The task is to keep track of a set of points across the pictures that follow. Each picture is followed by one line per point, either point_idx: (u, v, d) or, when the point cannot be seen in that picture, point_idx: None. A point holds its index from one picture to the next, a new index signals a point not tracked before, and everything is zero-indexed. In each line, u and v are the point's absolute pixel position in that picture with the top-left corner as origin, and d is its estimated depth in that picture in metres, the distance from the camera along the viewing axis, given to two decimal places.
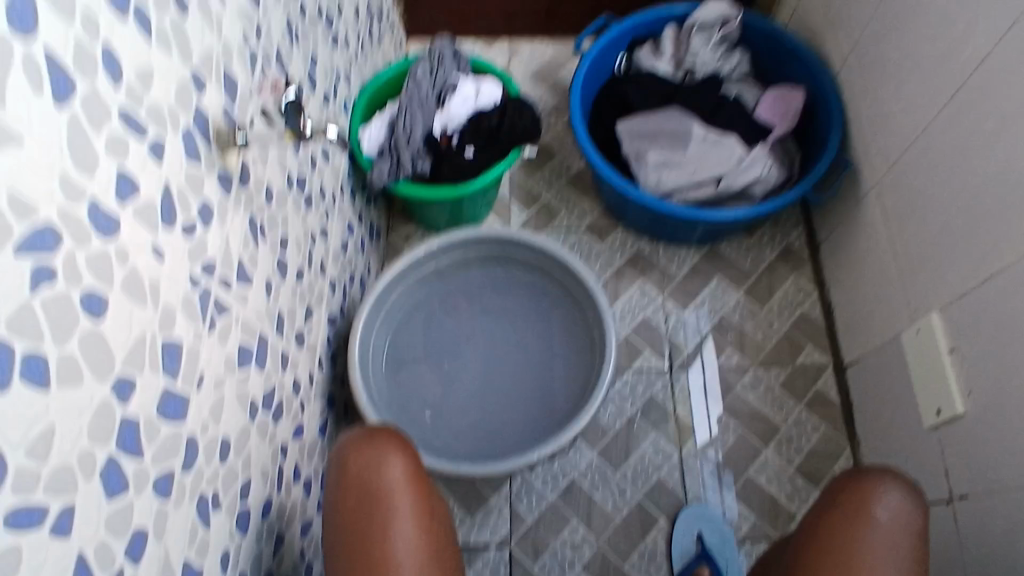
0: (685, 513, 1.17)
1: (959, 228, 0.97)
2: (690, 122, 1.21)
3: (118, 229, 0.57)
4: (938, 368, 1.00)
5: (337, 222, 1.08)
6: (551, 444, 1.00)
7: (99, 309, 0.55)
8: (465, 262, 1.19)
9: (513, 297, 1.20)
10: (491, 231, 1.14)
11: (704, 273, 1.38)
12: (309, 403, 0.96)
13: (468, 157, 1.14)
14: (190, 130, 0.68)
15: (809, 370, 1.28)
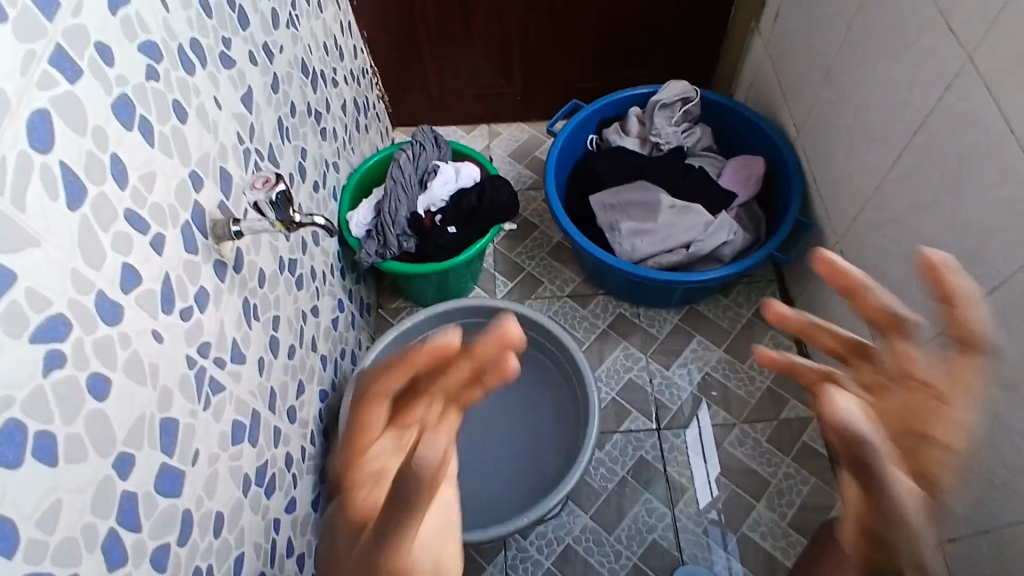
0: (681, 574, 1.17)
1: (913, 279, 1.02)
2: (658, 193, 1.29)
3: (121, 315, 0.63)
4: None
5: (327, 300, 1.14)
6: (539, 507, 1.02)
7: (104, 390, 0.59)
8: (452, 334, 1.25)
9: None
10: (475, 302, 1.19)
11: (685, 333, 1.42)
12: (301, 477, 0.99)
13: (451, 232, 1.21)
14: (189, 223, 0.75)
15: (794, 423, 1.31)
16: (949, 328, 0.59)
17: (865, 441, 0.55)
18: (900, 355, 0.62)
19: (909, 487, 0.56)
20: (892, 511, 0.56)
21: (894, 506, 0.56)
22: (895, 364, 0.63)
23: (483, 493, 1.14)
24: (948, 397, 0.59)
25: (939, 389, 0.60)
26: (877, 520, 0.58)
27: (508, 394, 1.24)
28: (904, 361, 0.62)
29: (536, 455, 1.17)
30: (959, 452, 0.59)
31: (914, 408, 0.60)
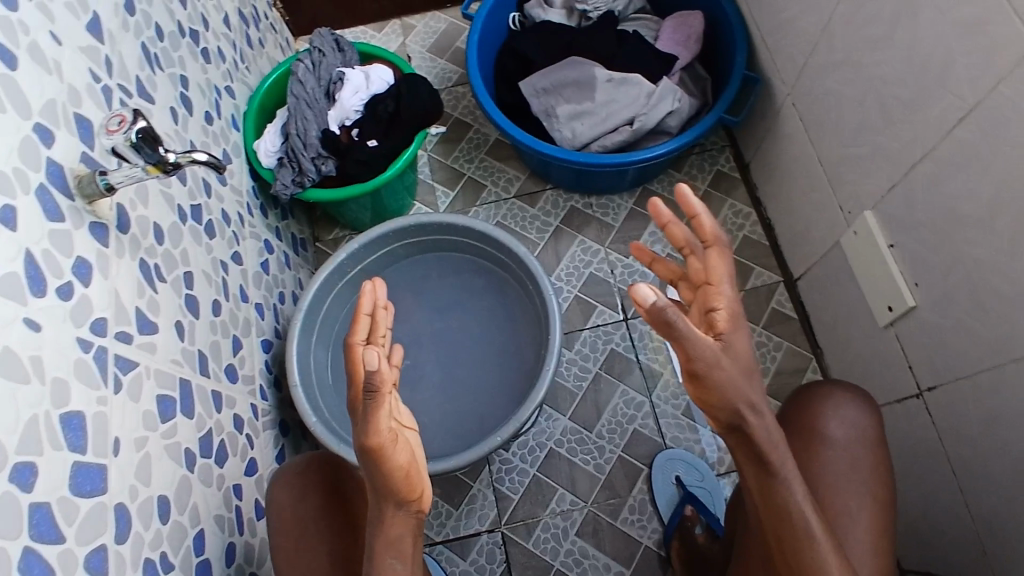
0: (665, 458, 1.17)
1: (871, 124, 0.95)
2: (592, 67, 1.18)
3: None
4: (882, 266, 0.99)
5: (250, 243, 1.03)
6: (510, 424, 0.96)
7: None
8: (396, 259, 1.17)
9: (455, 286, 1.18)
10: (410, 220, 1.09)
11: (641, 217, 1.36)
12: (257, 435, 0.93)
13: (372, 146, 1.09)
14: (47, 188, 0.63)
15: (761, 291, 1.27)
16: (700, 233, 0.66)
17: (666, 315, 0.57)
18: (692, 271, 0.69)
19: (711, 342, 0.60)
20: (703, 368, 0.60)
21: (708, 366, 0.60)
22: (694, 272, 0.69)
23: (455, 416, 1.10)
24: (714, 280, 0.65)
25: (708, 276, 0.66)
26: (694, 384, 0.62)
27: (466, 312, 1.17)
28: (698, 270, 0.68)
29: (504, 368, 1.12)
30: (739, 321, 0.64)
31: (697, 303, 0.68)
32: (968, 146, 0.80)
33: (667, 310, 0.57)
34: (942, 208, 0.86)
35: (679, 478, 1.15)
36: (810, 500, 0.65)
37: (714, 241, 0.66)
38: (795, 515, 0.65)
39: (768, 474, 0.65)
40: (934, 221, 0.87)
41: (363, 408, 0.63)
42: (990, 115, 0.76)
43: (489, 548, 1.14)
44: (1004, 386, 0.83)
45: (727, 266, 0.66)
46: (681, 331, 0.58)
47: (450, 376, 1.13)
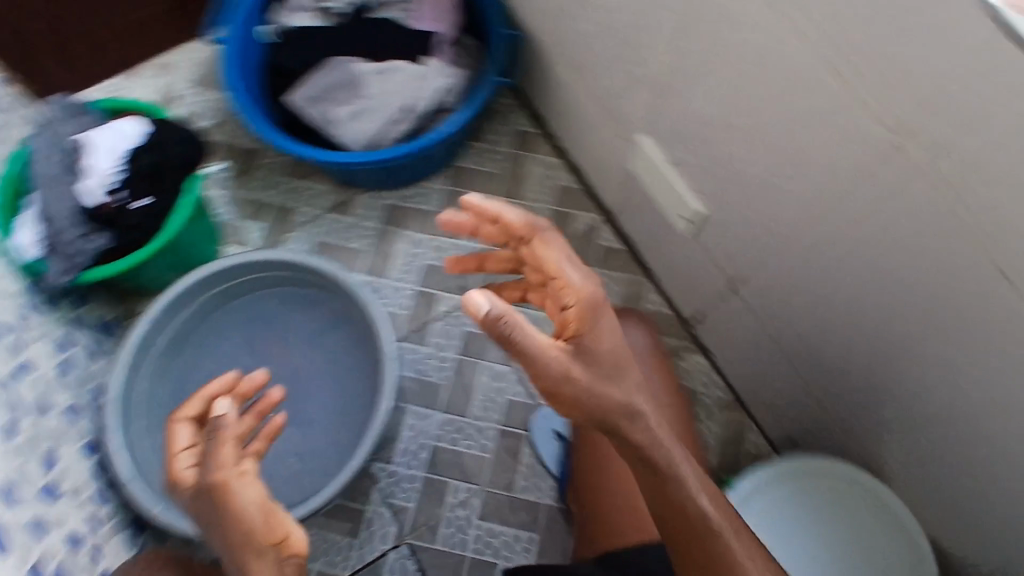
0: (541, 417, 1.19)
1: (617, 55, 0.99)
2: (356, 64, 1.16)
3: None
4: (667, 182, 1.04)
5: (39, 345, 0.94)
6: (366, 441, 0.94)
7: None
8: (208, 312, 1.12)
9: (280, 320, 1.15)
10: (210, 269, 1.05)
11: (457, 195, 1.36)
12: (101, 544, 0.86)
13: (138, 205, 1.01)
14: None
15: (586, 234, 1.32)
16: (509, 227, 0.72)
17: (500, 323, 0.61)
18: (528, 261, 0.73)
19: (552, 345, 0.65)
20: (553, 384, 0.65)
21: (557, 376, 0.64)
22: (531, 266, 0.73)
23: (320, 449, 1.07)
24: (552, 269, 0.70)
25: (545, 267, 0.70)
26: (556, 402, 0.66)
27: (300, 342, 1.14)
28: (532, 260, 0.72)
29: (354, 385, 1.11)
30: (595, 312, 0.67)
31: (550, 298, 0.72)
32: (691, 55, 0.85)
33: (497, 317, 0.61)
34: (693, 119, 0.91)
35: (558, 432, 1.18)
36: (701, 489, 0.71)
37: (530, 232, 0.71)
38: (689, 507, 0.70)
39: (654, 472, 0.70)
40: (692, 130, 0.93)
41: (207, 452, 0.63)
42: (697, 23, 0.80)
43: (399, 564, 1.13)
44: (787, 263, 0.90)
45: (558, 252, 0.70)
46: (518, 340, 0.62)
47: (301, 410, 1.10)
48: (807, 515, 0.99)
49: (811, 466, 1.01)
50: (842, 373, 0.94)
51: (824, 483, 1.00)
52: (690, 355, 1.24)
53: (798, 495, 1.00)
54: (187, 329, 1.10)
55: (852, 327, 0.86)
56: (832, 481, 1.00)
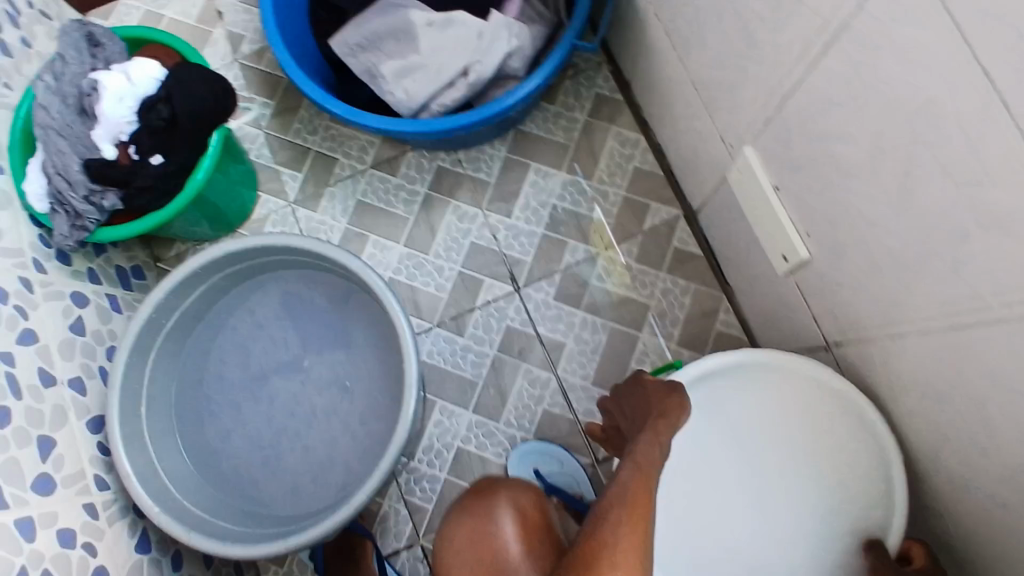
0: (518, 454, 1.08)
1: (738, 46, 0.75)
2: (407, 9, 0.95)
3: (23, 520, 0.73)
4: (770, 211, 0.83)
5: (48, 305, 0.89)
6: (374, 476, 0.83)
7: (29, 530, 0.73)
8: (226, 290, 1.01)
9: (295, 307, 1.04)
10: (224, 252, 0.90)
11: (517, 165, 1.17)
12: (107, 533, 0.83)
13: (134, 157, 0.90)
14: None
15: (661, 231, 1.15)
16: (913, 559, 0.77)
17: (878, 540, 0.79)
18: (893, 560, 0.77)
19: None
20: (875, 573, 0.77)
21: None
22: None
23: (331, 459, 0.99)
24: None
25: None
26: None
27: (320, 335, 1.03)
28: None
29: (361, 388, 1.01)
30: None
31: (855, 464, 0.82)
32: (836, 79, 0.63)
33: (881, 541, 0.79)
34: (820, 157, 0.70)
35: (537, 471, 1.07)
36: None
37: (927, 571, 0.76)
38: None
39: None
40: (812, 166, 0.71)
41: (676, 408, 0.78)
42: (858, 43, 0.58)
43: (413, 565, 1.07)
44: (904, 355, 0.71)
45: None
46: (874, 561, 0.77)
47: (313, 409, 1.01)
48: (761, 426, 0.84)
49: (778, 379, 0.85)
50: (942, 488, 0.76)
51: (791, 395, 0.85)
52: None
53: (755, 399, 0.85)
54: (201, 309, 0.99)
55: (971, 451, 0.68)
56: (798, 397, 0.84)
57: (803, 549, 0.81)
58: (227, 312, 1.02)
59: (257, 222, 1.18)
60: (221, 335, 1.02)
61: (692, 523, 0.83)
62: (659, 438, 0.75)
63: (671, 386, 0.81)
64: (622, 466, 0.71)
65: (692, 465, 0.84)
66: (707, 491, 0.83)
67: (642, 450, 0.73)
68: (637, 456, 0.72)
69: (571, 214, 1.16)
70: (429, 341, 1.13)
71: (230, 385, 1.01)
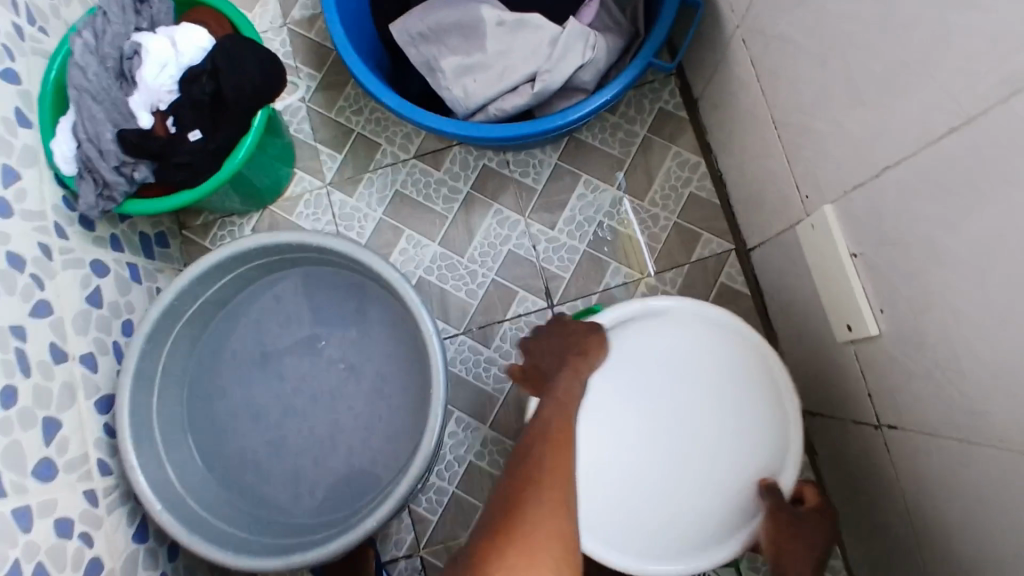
0: None
1: (839, 101, 0.68)
2: (479, 4, 0.88)
3: (22, 510, 0.69)
4: (841, 277, 0.77)
5: (67, 275, 0.84)
6: (387, 503, 0.79)
7: (27, 522, 0.70)
8: (252, 278, 0.98)
9: (323, 306, 1.00)
10: (255, 243, 0.86)
11: (566, 175, 1.11)
12: (105, 522, 0.81)
13: (172, 130, 0.89)
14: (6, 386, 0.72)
15: (709, 264, 1.09)
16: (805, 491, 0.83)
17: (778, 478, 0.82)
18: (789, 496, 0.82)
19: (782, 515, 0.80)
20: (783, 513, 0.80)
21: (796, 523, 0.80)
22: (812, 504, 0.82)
23: (340, 464, 0.95)
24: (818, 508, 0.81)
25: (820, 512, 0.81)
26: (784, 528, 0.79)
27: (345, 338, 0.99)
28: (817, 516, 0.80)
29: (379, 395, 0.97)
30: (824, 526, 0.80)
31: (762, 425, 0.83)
32: (954, 165, 0.56)
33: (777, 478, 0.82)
34: (913, 240, 0.64)
35: None
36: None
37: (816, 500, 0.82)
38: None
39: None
40: (904, 247, 0.65)
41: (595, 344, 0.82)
42: (990, 135, 0.52)
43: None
44: (965, 466, 0.66)
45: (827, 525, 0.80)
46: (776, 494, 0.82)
47: (324, 418, 0.97)
48: (680, 367, 0.85)
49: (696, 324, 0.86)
50: None
51: (710, 346, 0.86)
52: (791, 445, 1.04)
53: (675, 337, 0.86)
54: (225, 296, 0.95)
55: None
56: (718, 344, 0.86)
57: (704, 502, 0.82)
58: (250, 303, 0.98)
59: (289, 201, 1.14)
60: (238, 325, 0.99)
61: (602, 464, 0.83)
62: (579, 377, 0.79)
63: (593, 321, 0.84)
64: (544, 403, 0.74)
65: (606, 398, 0.84)
66: (619, 421, 0.84)
67: (564, 384, 0.77)
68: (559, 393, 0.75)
69: (617, 233, 1.10)
70: (453, 349, 1.09)
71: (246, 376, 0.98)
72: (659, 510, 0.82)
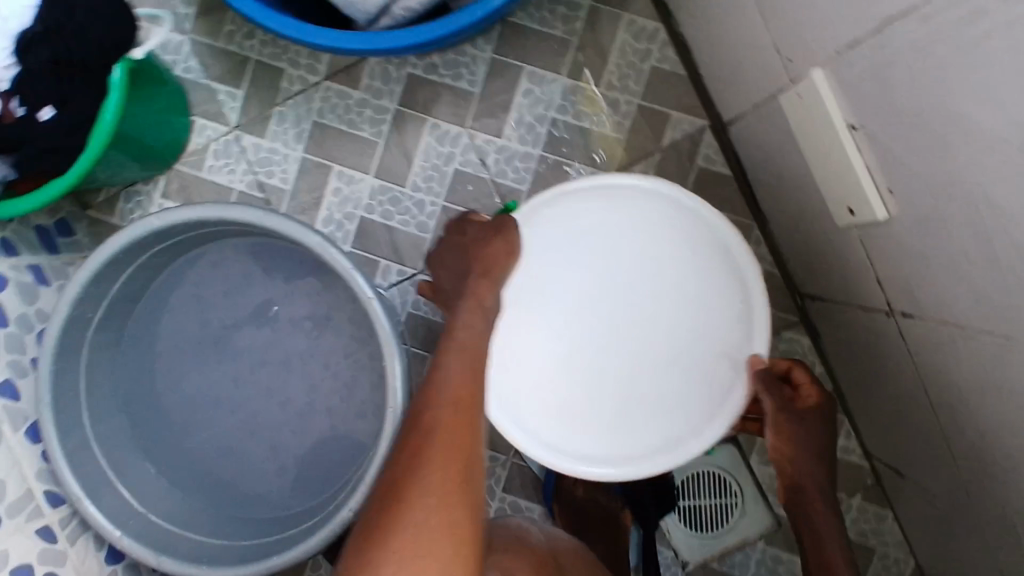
0: None
1: None
2: None
3: None
4: (838, 154, 0.65)
5: None
6: (358, 489, 0.72)
7: None
8: (162, 263, 0.86)
9: (248, 278, 0.89)
10: (142, 229, 0.73)
11: (507, 69, 0.95)
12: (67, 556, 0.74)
13: (20, 114, 0.71)
14: None
15: (682, 148, 0.95)
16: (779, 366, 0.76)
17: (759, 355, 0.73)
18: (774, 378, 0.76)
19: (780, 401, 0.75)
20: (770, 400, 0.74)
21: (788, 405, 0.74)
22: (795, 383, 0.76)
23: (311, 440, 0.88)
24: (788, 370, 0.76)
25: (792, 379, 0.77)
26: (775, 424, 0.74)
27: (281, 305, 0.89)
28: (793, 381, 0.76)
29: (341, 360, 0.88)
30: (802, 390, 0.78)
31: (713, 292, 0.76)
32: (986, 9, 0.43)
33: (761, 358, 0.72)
34: (931, 108, 0.51)
35: None
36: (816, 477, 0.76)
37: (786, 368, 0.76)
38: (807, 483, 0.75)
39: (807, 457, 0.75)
40: (922, 116, 0.53)
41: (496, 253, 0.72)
42: None
43: None
44: (995, 363, 0.58)
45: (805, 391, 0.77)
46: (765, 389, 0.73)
47: (282, 394, 0.89)
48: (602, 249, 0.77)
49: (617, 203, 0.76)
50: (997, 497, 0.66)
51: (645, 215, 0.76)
52: (792, 332, 0.97)
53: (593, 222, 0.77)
54: (137, 288, 0.84)
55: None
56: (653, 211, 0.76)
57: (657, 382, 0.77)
58: (171, 288, 0.88)
59: (195, 155, 0.98)
60: (167, 313, 0.88)
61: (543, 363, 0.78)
62: (482, 306, 0.70)
63: (493, 226, 0.74)
64: (446, 351, 0.67)
65: (528, 300, 0.78)
66: (553, 317, 0.78)
67: (463, 323, 0.69)
68: (457, 332, 0.68)
69: (575, 130, 0.95)
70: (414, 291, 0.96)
71: (188, 365, 0.89)
72: (619, 399, 0.77)
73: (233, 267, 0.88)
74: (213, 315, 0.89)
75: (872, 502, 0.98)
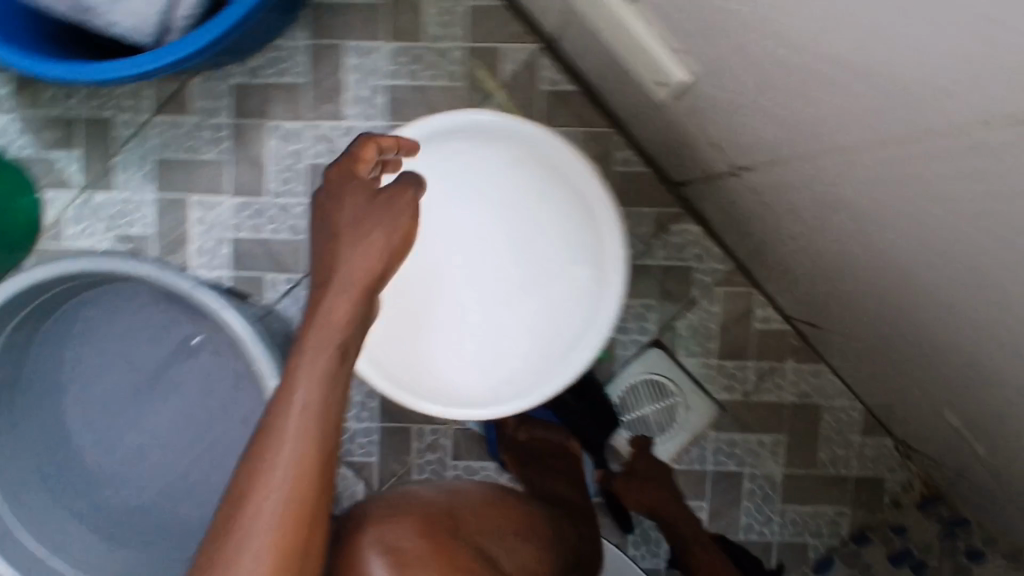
0: None
1: None
2: None
3: None
4: (630, 31, 0.65)
5: None
6: None
7: None
8: (32, 339, 0.84)
9: (129, 332, 0.89)
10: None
11: (327, 50, 0.93)
12: None
13: None
14: None
15: (522, 77, 0.94)
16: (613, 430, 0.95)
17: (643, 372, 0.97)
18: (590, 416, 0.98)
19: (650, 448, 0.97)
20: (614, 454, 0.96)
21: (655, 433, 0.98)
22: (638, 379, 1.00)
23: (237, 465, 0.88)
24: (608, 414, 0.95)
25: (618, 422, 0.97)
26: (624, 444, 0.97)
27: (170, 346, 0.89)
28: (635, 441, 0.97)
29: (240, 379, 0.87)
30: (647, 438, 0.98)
31: (567, 222, 0.75)
32: None
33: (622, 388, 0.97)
34: None
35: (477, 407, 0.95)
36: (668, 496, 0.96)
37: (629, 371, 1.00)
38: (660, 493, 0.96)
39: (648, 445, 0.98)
40: None
41: (364, 253, 0.60)
42: None
43: None
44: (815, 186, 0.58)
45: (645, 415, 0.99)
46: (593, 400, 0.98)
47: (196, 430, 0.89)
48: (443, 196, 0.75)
49: (450, 144, 0.74)
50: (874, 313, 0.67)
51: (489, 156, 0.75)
52: (680, 223, 0.97)
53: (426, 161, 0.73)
54: (14, 371, 0.83)
55: (898, 290, 0.58)
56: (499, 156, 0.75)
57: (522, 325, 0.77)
58: (51, 363, 0.87)
59: (52, 230, 0.96)
60: (66, 382, 0.87)
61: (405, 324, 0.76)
62: (337, 346, 0.60)
63: (375, 210, 0.61)
64: (290, 404, 0.57)
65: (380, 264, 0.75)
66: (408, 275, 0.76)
67: (310, 364, 0.59)
68: (302, 373, 0.58)
69: (412, 91, 0.94)
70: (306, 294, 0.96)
71: (95, 432, 0.89)
72: (487, 346, 0.77)
73: (110, 325, 0.88)
74: (108, 377, 0.89)
75: (805, 361, 1.00)
